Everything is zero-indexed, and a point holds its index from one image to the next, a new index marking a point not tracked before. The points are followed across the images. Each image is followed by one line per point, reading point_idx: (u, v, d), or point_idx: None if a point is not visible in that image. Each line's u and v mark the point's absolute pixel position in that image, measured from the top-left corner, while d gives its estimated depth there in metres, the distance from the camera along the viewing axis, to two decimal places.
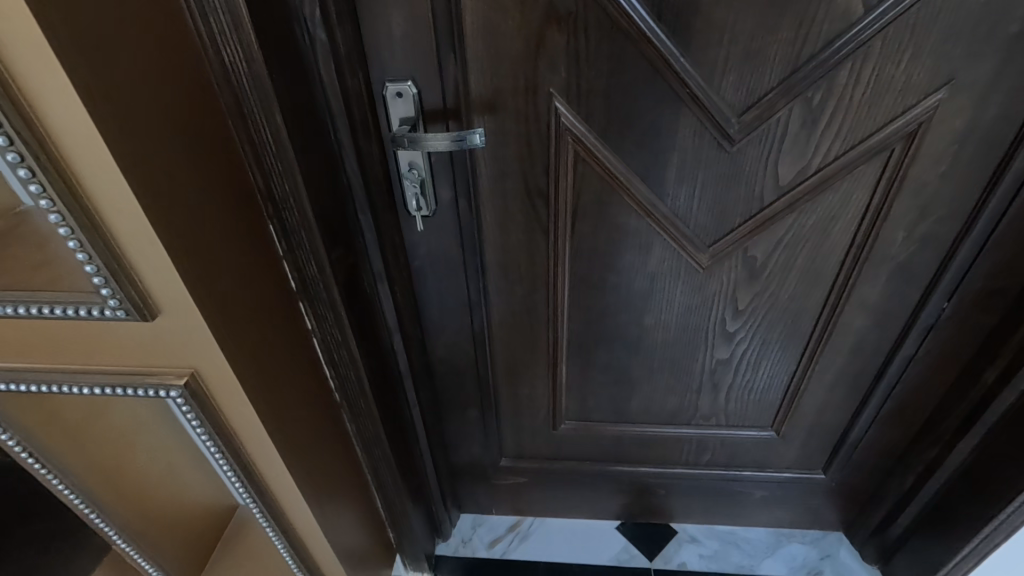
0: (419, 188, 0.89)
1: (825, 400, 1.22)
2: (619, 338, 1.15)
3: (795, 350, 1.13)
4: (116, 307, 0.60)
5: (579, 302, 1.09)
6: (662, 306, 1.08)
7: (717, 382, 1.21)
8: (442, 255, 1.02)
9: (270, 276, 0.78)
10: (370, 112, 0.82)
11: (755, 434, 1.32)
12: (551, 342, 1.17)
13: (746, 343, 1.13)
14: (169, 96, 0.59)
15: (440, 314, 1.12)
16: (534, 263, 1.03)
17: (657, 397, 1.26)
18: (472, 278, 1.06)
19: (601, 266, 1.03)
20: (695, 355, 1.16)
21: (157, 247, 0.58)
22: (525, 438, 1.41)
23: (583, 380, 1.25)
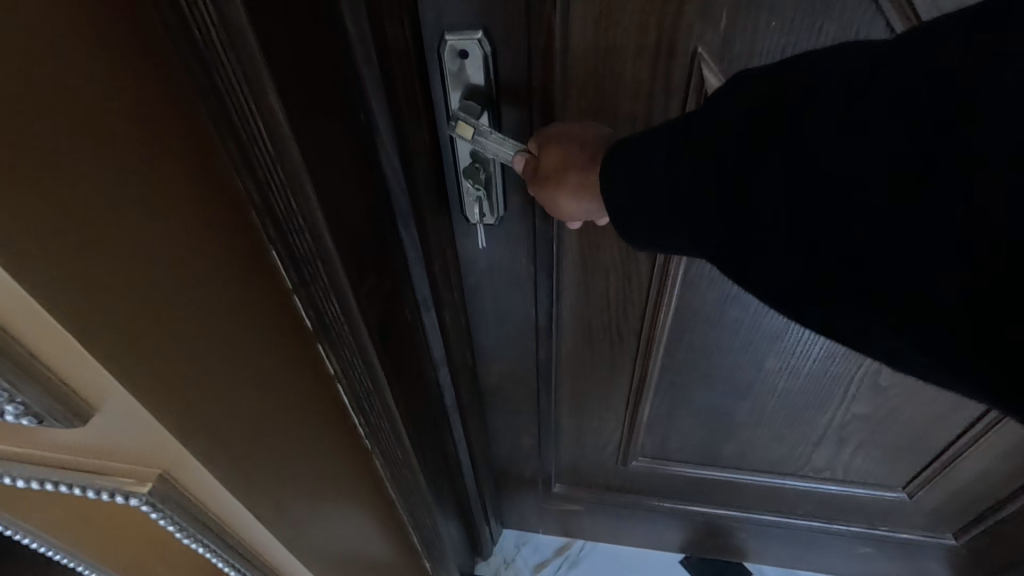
0: (484, 194, 0.63)
1: (986, 469, 0.94)
2: (726, 377, 0.89)
3: (966, 411, 0.85)
4: (17, 414, 0.36)
5: (680, 333, 0.83)
6: (795, 345, 0.81)
7: (842, 436, 0.95)
8: (506, 269, 0.77)
9: (269, 318, 0.53)
10: (418, 85, 0.55)
11: (876, 493, 1.06)
12: (637, 375, 0.92)
13: (898, 399, 0.85)
14: (68, 69, 0.32)
15: (495, 337, 0.88)
16: (627, 284, 0.77)
17: (761, 444, 1.01)
18: (544, 298, 0.81)
19: (718, 292, 0.76)
20: (826, 404, 0.89)
21: (54, 326, 0.33)
22: (585, 468, 1.19)
23: (668, 419, 1.00)
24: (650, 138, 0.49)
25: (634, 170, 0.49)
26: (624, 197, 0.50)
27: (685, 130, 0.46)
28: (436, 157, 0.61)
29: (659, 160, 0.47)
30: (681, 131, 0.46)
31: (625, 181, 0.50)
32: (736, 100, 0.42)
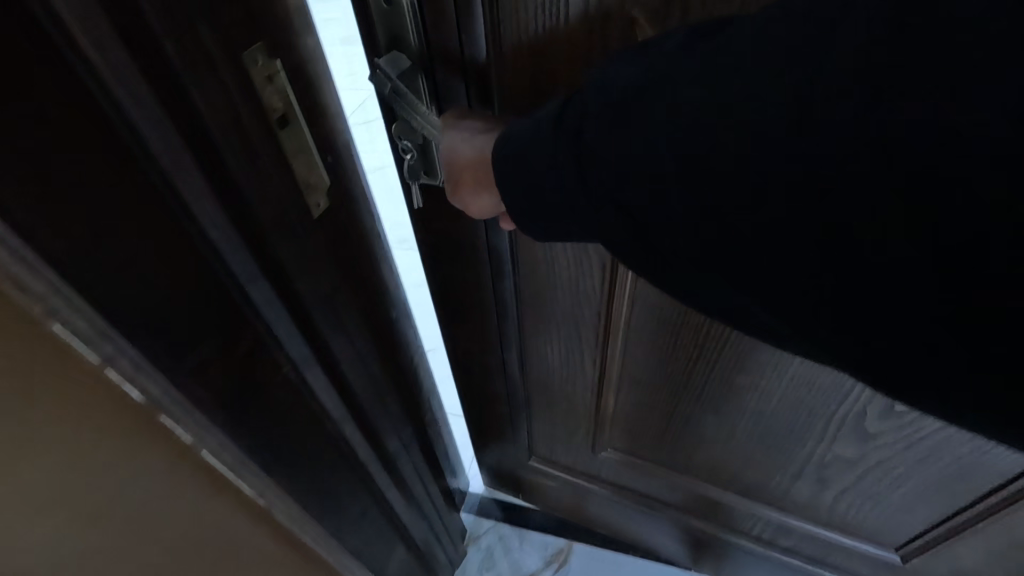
0: (417, 153, 0.61)
1: (997, 554, 0.80)
2: (697, 389, 0.82)
3: (970, 489, 0.71)
4: None
5: (646, 331, 0.77)
6: (765, 367, 0.72)
7: (828, 478, 0.84)
8: (461, 238, 0.75)
9: (94, 440, 0.37)
10: (262, 95, 0.44)
11: (863, 545, 0.95)
12: (607, 366, 0.87)
13: (886, 453, 0.73)
14: None
15: (461, 308, 0.87)
16: (585, 270, 0.72)
17: (741, 467, 0.93)
18: (502, 272, 0.78)
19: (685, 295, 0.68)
20: (804, 438, 0.79)
21: None
22: (564, 452, 1.17)
23: (642, 419, 0.95)
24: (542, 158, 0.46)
25: (541, 192, 0.47)
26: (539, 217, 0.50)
27: (577, 164, 0.44)
28: (300, 188, 0.50)
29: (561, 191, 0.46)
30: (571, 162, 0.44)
31: (539, 204, 0.48)
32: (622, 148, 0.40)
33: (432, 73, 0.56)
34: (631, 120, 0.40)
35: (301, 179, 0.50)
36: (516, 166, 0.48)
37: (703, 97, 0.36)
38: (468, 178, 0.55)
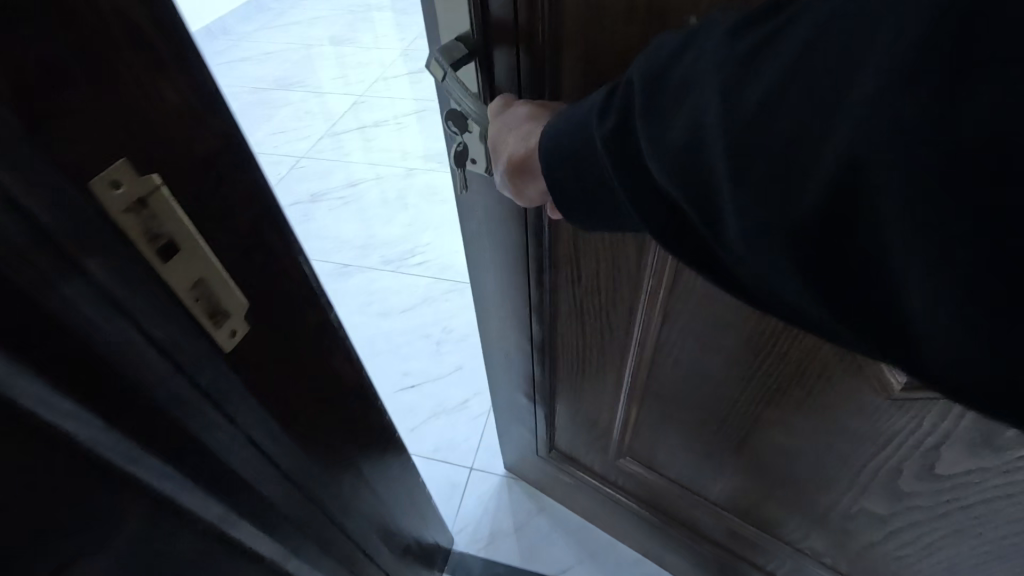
0: (472, 136, 0.62)
1: None
2: (732, 410, 0.78)
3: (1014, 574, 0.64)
4: None
5: (680, 342, 0.73)
6: (801, 401, 0.67)
7: (855, 530, 0.78)
8: (504, 228, 0.75)
9: None
10: (125, 226, 0.34)
11: None
12: (636, 373, 0.85)
13: (919, 515, 0.68)
14: None
15: (498, 292, 0.88)
16: (620, 270, 0.69)
17: (769, 501, 0.87)
18: (539, 261, 0.76)
19: (727, 313, 0.64)
20: (834, 480, 0.74)
21: None
22: (584, 454, 1.16)
23: (670, 433, 0.91)
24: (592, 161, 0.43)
25: (581, 188, 0.45)
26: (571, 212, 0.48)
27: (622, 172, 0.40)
28: (200, 323, 0.41)
29: (603, 192, 0.44)
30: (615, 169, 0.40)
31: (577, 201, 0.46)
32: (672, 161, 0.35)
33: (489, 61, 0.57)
34: (667, 129, 0.35)
35: (203, 313, 0.41)
36: (563, 169, 0.45)
37: (749, 108, 0.31)
38: (515, 164, 0.53)
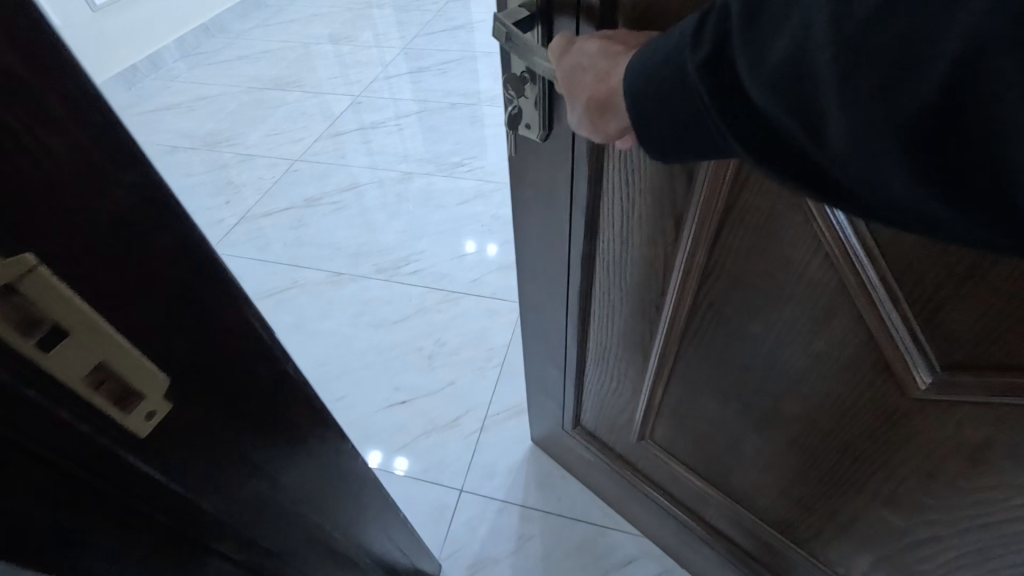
0: (530, 97, 0.49)
1: None
2: (779, 426, 0.56)
3: None
4: None
5: (725, 322, 0.53)
6: (816, 399, 0.50)
7: (872, 542, 0.56)
8: (548, 208, 0.60)
9: None
10: None
11: None
12: (661, 354, 0.62)
13: None
14: None
15: (539, 241, 0.65)
16: (669, 200, 0.47)
17: (791, 501, 0.62)
18: (577, 181, 0.53)
19: (759, 273, 0.46)
20: (861, 489, 0.53)
21: None
22: (600, 434, 0.83)
23: (694, 439, 0.69)
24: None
25: (659, 203, 0.49)
26: (645, 235, 0.53)
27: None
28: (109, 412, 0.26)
29: (688, 138, 0.30)
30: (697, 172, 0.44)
31: (656, 150, 0.32)
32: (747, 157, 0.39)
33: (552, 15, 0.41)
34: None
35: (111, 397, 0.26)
36: (647, 121, 0.31)
37: None
38: (596, 94, 0.37)
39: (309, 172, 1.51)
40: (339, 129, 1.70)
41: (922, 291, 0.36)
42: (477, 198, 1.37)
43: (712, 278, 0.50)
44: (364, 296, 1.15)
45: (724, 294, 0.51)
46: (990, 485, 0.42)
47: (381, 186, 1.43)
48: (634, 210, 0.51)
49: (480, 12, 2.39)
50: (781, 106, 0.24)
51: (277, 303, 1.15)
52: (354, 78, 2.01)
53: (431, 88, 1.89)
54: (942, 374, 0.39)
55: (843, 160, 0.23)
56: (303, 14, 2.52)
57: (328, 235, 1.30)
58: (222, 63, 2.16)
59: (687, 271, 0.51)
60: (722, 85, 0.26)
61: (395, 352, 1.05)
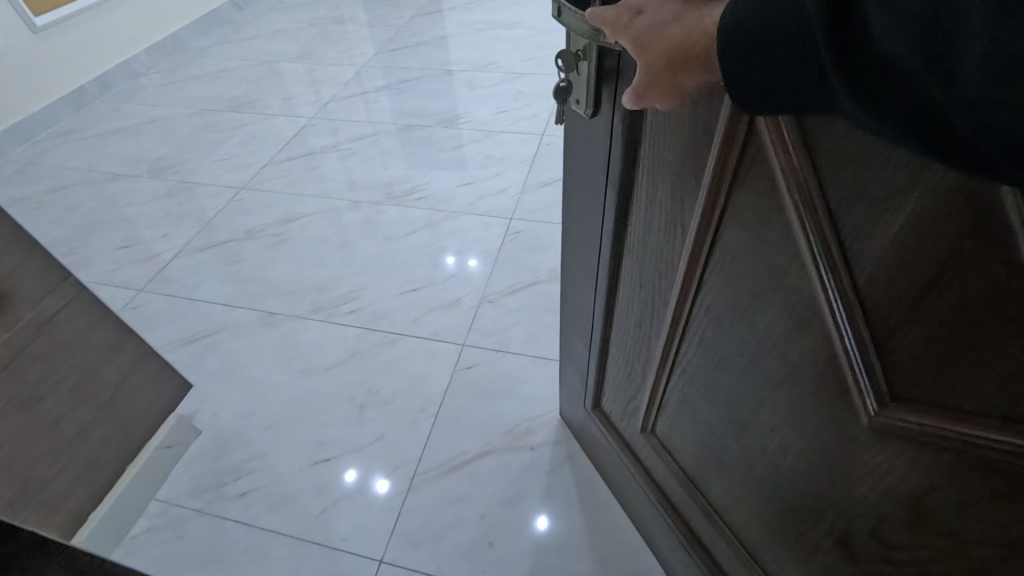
0: (581, 77, 0.45)
1: None
2: (750, 445, 0.49)
3: None
4: None
5: (725, 332, 0.46)
6: (777, 419, 0.44)
7: None
8: (583, 196, 0.58)
9: None
10: None
11: None
12: (663, 354, 0.57)
13: None
14: None
15: (579, 218, 0.61)
16: (683, 178, 0.43)
17: (763, 529, 0.54)
18: (612, 164, 0.49)
19: (748, 270, 0.41)
20: (816, 521, 0.45)
21: None
22: (615, 416, 0.77)
23: (687, 445, 0.62)
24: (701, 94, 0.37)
25: (676, 191, 0.44)
26: (661, 229, 0.49)
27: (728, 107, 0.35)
28: None
29: (781, 83, 0.26)
30: (704, 161, 0.40)
31: (739, 90, 0.28)
32: (748, 150, 0.36)
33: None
34: None
35: None
36: (747, 62, 0.27)
37: None
38: (668, 61, 0.32)
39: (254, 203, 1.47)
40: (289, 154, 1.66)
41: (892, 306, 0.31)
42: (425, 228, 1.34)
43: (711, 279, 0.45)
44: (299, 337, 1.11)
45: (715, 297, 0.46)
46: (924, 534, 0.35)
47: (327, 217, 1.40)
48: (656, 193, 0.47)
49: (441, 31, 2.36)
50: (923, 62, 0.20)
51: (207, 345, 1.11)
52: (312, 98, 1.96)
53: (387, 109, 1.85)
54: (889, 407, 0.33)
55: (976, 113, 0.19)
56: (264, 32, 2.46)
57: (268, 270, 1.27)
58: (177, 83, 2.09)
59: (686, 266, 0.47)
60: (844, 32, 0.22)
61: (322, 403, 0.99)
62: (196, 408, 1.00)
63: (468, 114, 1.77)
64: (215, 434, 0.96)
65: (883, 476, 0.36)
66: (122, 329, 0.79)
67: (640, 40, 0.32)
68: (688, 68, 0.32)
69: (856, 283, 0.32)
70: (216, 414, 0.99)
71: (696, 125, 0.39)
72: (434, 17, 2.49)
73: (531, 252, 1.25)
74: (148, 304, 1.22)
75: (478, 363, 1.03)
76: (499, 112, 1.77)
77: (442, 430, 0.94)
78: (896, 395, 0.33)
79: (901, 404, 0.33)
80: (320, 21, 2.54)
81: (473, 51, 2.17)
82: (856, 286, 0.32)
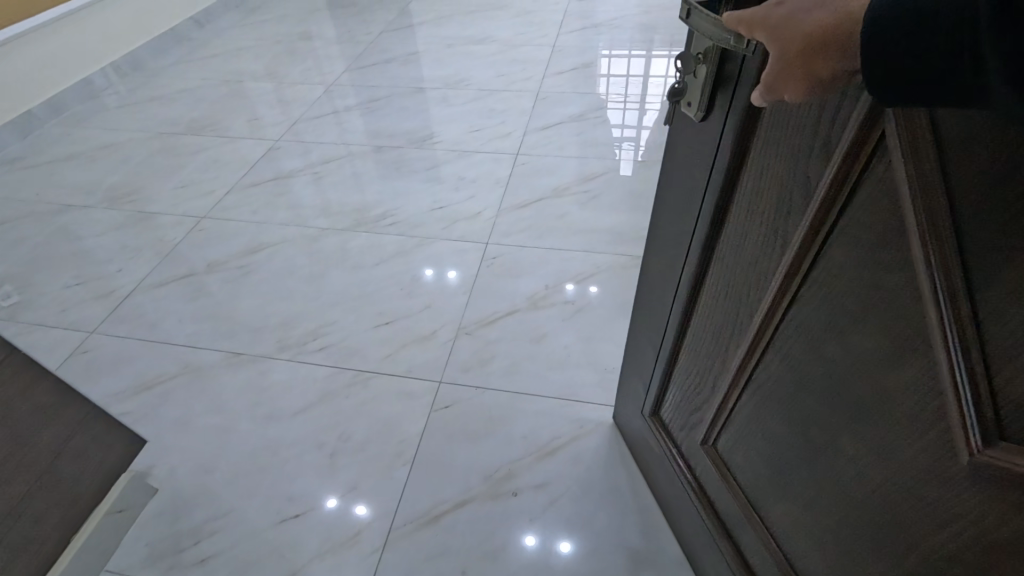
0: (697, 80, 0.43)
1: None
2: (824, 473, 0.46)
3: None
4: None
5: (814, 353, 0.43)
6: (859, 448, 0.41)
7: None
8: (675, 203, 0.56)
9: None
10: None
11: None
12: (739, 368, 0.54)
13: None
14: None
15: (667, 225, 0.59)
16: (792, 188, 0.40)
17: (822, 560, 0.50)
18: (714, 171, 0.46)
19: (850, 288, 0.37)
20: (883, 559, 0.41)
21: None
22: (674, 425, 0.75)
23: (752, 465, 0.58)
24: (825, 104, 0.35)
25: (781, 200, 0.42)
26: (759, 240, 0.46)
27: (859, 119, 0.33)
28: None
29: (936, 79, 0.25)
30: (820, 172, 0.37)
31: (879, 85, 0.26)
32: (872, 168, 0.33)
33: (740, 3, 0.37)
34: None
35: None
36: (900, 54, 0.25)
37: None
38: (814, 46, 0.29)
39: (217, 232, 1.40)
40: (254, 179, 1.59)
41: (1015, 339, 0.27)
42: (397, 256, 1.29)
43: (806, 295, 0.42)
44: (265, 380, 1.04)
45: (807, 314, 0.42)
46: None
47: (295, 246, 1.34)
48: (760, 203, 0.44)
49: (411, 47, 2.32)
50: None
51: (164, 391, 1.04)
52: (277, 119, 1.90)
53: (357, 130, 1.79)
54: (991, 449, 0.30)
55: None
56: (226, 50, 2.38)
57: (234, 305, 1.20)
58: (135, 105, 2.00)
59: (781, 278, 0.44)
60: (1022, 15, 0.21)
61: (290, 451, 0.94)
62: (152, 462, 0.94)
63: (440, 134, 1.73)
64: (174, 493, 0.90)
65: (972, 523, 0.32)
66: (63, 389, 0.73)
67: (775, 28, 0.30)
68: (827, 53, 0.29)
69: (976, 308, 0.29)
70: (174, 469, 0.93)
71: (815, 139, 0.36)
72: (403, 32, 2.45)
73: (508, 279, 1.21)
74: (102, 347, 1.14)
75: (455, 403, 0.98)
76: (472, 130, 1.74)
77: (419, 477, 0.89)
78: (1007, 435, 0.29)
79: (1006, 445, 0.29)
80: (285, 38, 2.48)
81: (444, 68, 2.13)
82: (977, 313, 0.29)
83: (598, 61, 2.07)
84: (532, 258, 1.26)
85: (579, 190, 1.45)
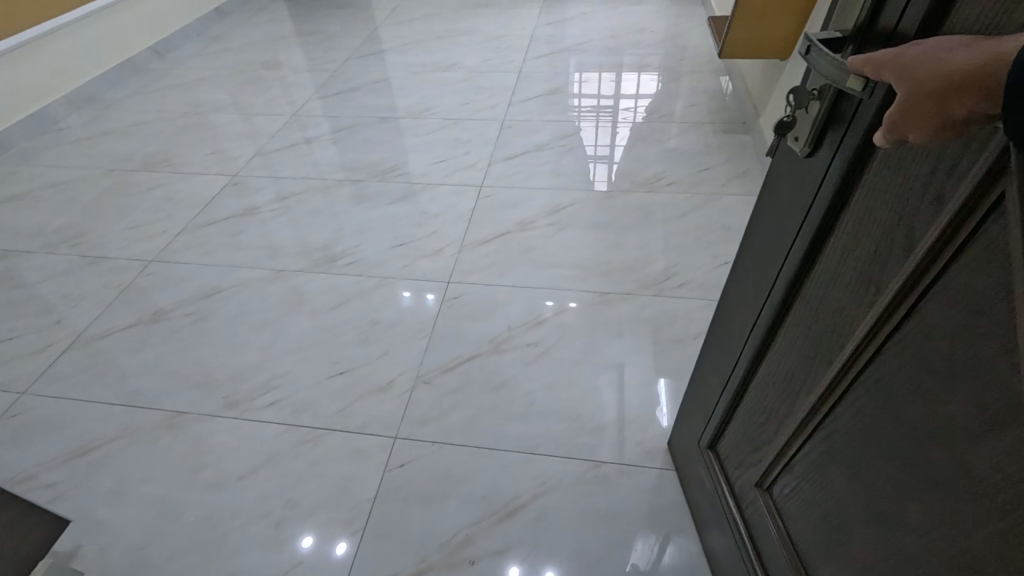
0: (809, 116, 0.41)
1: None
2: (882, 537, 0.42)
3: None
4: None
5: (893, 413, 0.39)
6: (929, 522, 0.37)
7: None
8: (765, 234, 0.53)
9: None
10: None
11: None
12: (807, 414, 0.50)
13: None
14: None
15: (752, 256, 0.56)
16: (893, 234, 0.37)
17: None
18: (813, 207, 0.43)
19: (942, 350, 0.34)
20: None
21: None
22: (729, 461, 0.71)
23: (804, 516, 0.54)
24: (944, 155, 0.32)
25: (880, 247, 0.38)
26: (847, 285, 0.42)
27: (975, 176, 0.30)
28: None
29: None
30: (928, 224, 0.34)
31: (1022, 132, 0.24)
32: (986, 228, 0.30)
33: (864, 45, 0.35)
34: None
35: None
36: None
37: None
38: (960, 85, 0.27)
39: (166, 278, 1.33)
40: (209, 218, 1.53)
41: None
42: (357, 298, 1.24)
43: (890, 349, 0.38)
44: (211, 442, 0.98)
45: (890, 369, 0.39)
46: None
47: (251, 289, 1.28)
48: (854, 247, 0.41)
49: (376, 75, 2.29)
50: None
51: (101, 458, 0.97)
52: (236, 152, 1.84)
53: (319, 162, 1.75)
54: None
55: None
56: (185, 80, 2.32)
57: (183, 357, 1.14)
58: (86, 140, 1.93)
59: (865, 326, 0.40)
60: None
61: (236, 521, 0.87)
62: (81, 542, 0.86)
63: (405, 166, 1.69)
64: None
65: None
66: None
67: (911, 64, 0.29)
68: (967, 94, 0.26)
69: None
70: (107, 548, 0.85)
71: (927, 190, 0.33)
72: (369, 60, 2.42)
73: (472, 320, 1.17)
74: (35, 410, 1.06)
75: (413, 460, 0.93)
76: (436, 161, 1.70)
77: (374, 545, 0.83)
78: None
79: None
80: (248, 66, 2.43)
81: (409, 96, 2.10)
82: None
83: (565, 86, 2.06)
84: (496, 296, 1.22)
85: (546, 223, 1.42)
